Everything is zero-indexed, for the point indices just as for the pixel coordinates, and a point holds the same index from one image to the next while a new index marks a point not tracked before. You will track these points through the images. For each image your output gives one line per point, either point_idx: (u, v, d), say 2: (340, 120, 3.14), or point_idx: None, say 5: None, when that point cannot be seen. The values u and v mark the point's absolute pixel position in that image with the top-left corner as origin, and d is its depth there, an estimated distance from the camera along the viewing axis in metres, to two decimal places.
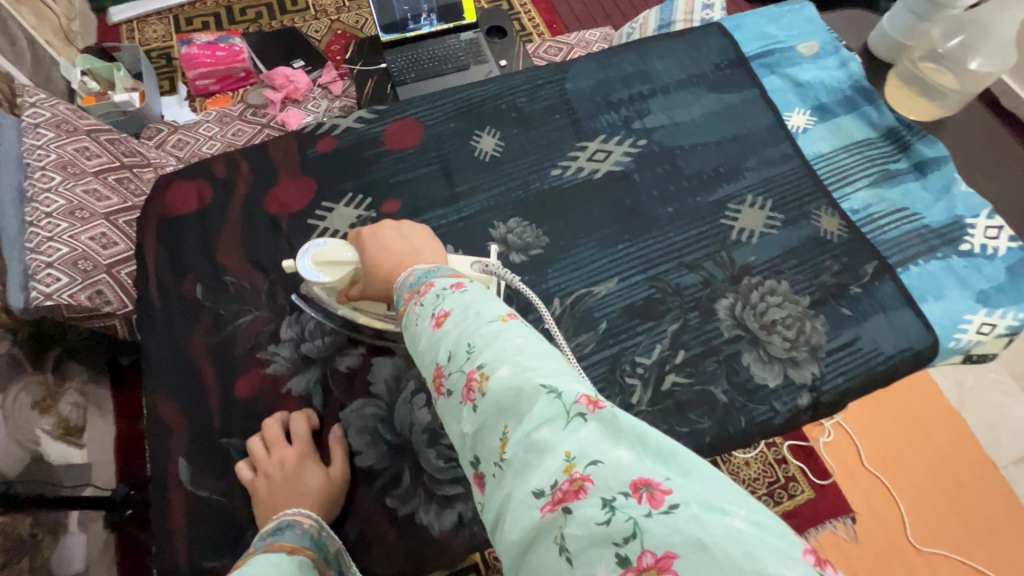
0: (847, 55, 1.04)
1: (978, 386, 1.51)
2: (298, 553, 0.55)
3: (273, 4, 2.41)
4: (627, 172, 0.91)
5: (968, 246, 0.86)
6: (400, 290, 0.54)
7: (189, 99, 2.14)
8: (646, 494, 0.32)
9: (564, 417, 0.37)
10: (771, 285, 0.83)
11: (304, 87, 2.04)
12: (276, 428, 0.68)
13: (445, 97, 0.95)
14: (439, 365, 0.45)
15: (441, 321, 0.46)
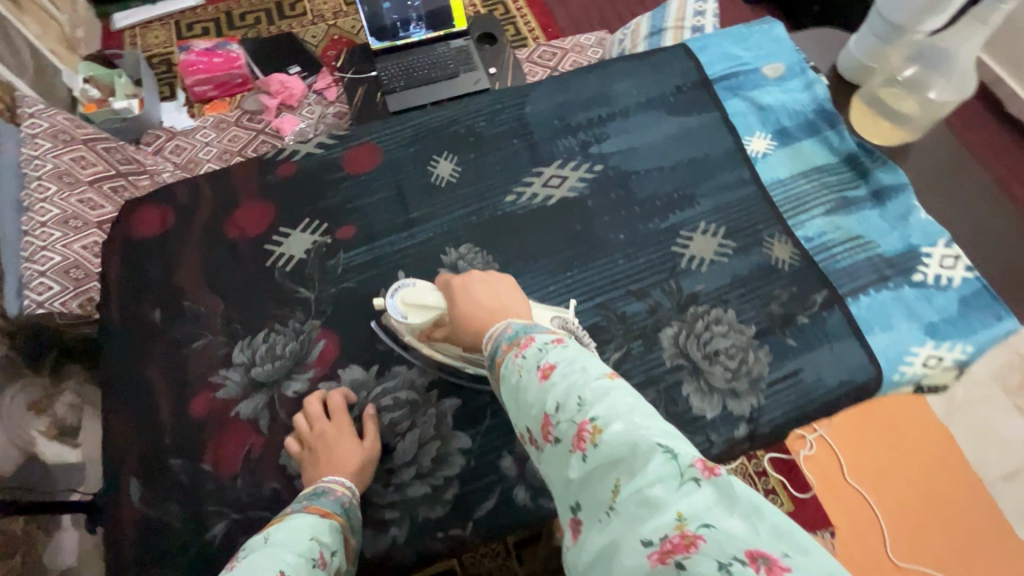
0: (813, 77, 1.03)
1: None
2: (331, 517, 0.59)
3: (271, 8, 2.35)
4: (580, 198, 0.92)
5: (921, 276, 0.86)
6: (496, 338, 0.57)
7: (187, 105, 2.05)
8: (765, 566, 0.33)
9: (679, 479, 0.38)
10: (717, 314, 0.83)
11: (299, 91, 1.91)
12: (316, 405, 0.73)
13: (406, 122, 0.97)
14: (546, 414, 0.47)
15: (544, 370, 0.49)
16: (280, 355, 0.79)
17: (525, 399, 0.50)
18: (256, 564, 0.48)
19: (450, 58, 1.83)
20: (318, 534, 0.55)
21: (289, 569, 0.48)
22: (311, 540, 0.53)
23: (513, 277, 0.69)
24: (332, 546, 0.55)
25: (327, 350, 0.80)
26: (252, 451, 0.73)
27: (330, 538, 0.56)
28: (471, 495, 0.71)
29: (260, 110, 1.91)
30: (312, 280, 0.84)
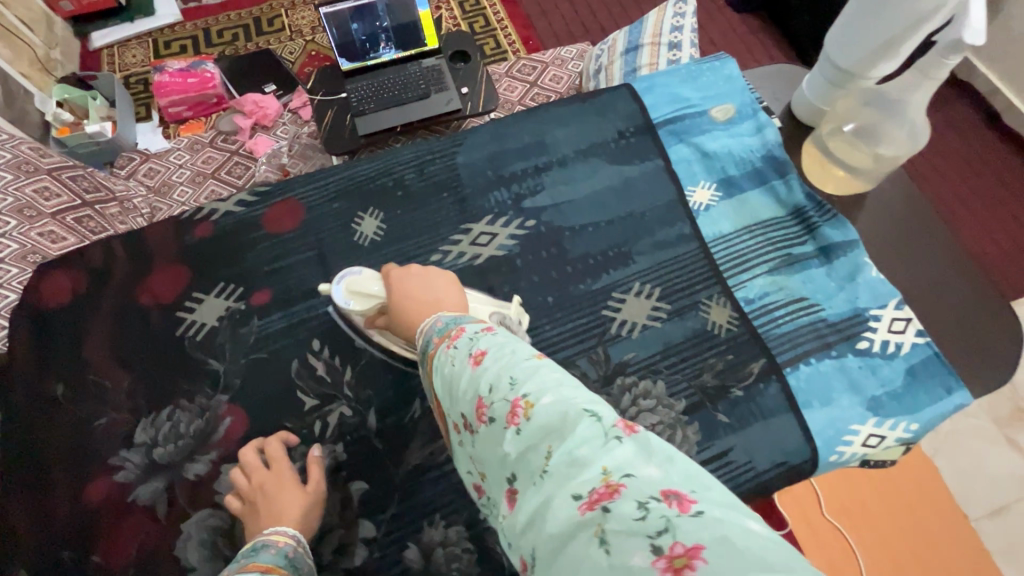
0: (764, 119, 0.97)
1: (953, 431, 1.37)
2: (274, 572, 0.55)
3: (250, 23, 2.07)
4: (510, 256, 0.88)
5: (866, 344, 0.81)
6: (429, 333, 0.59)
7: (162, 126, 1.82)
8: (675, 500, 0.35)
9: (602, 438, 0.40)
10: (645, 386, 0.79)
11: (274, 112, 1.76)
12: (253, 455, 0.72)
13: (332, 175, 0.93)
14: (480, 397, 0.48)
15: (478, 359, 0.50)
16: (183, 434, 0.76)
17: (459, 388, 0.51)
18: None
19: (420, 79, 1.65)
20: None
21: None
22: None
23: (452, 274, 0.73)
24: None
25: (233, 429, 0.76)
26: (146, 542, 0.70)
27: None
28: None
29: (235, 131, 1.75)
30: (223, 350, 0.81)
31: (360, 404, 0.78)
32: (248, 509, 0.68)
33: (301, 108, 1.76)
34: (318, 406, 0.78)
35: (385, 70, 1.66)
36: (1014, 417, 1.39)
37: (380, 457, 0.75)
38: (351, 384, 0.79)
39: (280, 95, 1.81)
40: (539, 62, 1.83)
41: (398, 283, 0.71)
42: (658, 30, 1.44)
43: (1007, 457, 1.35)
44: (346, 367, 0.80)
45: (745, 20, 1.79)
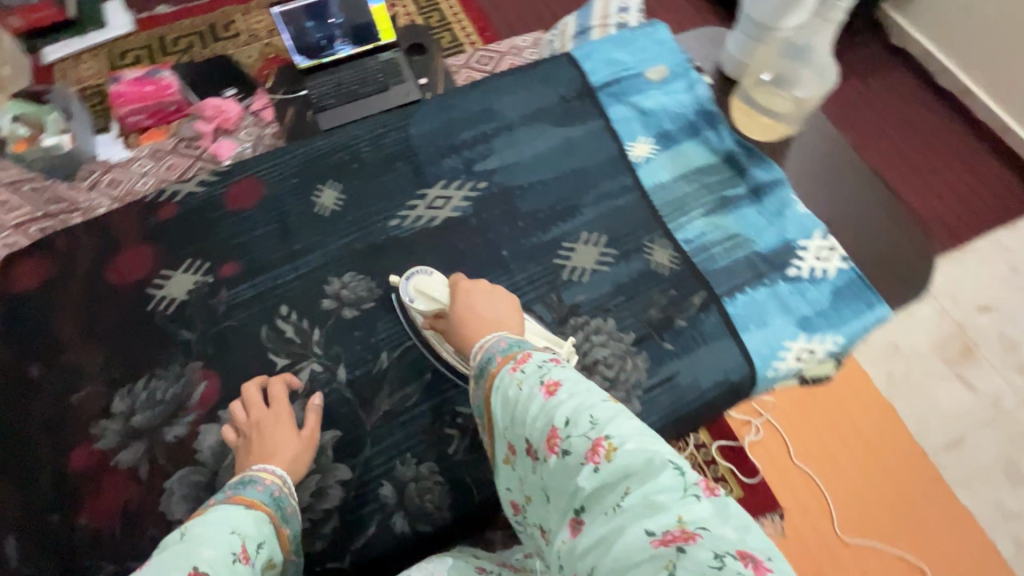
0: (695, 77, 1.04)
1: (911, 373, 1.45)
2: (258, 508, 0.59)
3: (204, 31, 2.05)
4: (465, 217, 0.93)
5: (795, 271, 0.88)
6: (491, 351, 0.62)
7: (123, 136, 1.77)
8: (752, 561, 0.41)
9: (682, 490, 0.45)
10: (596, 324, 0.85)
11: (235, 115, 1.68)
12: (255, 392, 0.76)
13: (290, 153, 0.97)
14: (554, 428, 0.52)
15: (551, 390, 0.54)
16: (159, 401, 0.79)
17: (527, 413, 0.55)
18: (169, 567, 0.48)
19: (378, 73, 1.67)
20: (240, 526, 0.55)
21: (204, 565, 0.49)
22: (232, 533, 0.53)
23: (515, 296, 0.75)
24: (257, 538, 0.56)
25: (208, 392, 0.80)
26: (131, 501, 0.73)
27: (254, 529, 0.56)
28: (350, 526, 0.73)
29: (196, 137, 1.66)
30: (194, 322, 0.84)
31: (330, 360, 0.82)
32: (244, 442, 0.72)
33: (261, 109, 1.70)
34: (289, 365, 0.82)
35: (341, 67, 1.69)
36: (964, 355, 1.47)
37: (351, 407, 0.79)
38: (320, 342, 0.83)
39: (241, 99, 1.73)
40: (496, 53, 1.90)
41: (467, 294, 0.73)
42: (604, 13, 1.51)
43: (957, 393, 1.43)
44: (314, 328, 0.84)
45: None
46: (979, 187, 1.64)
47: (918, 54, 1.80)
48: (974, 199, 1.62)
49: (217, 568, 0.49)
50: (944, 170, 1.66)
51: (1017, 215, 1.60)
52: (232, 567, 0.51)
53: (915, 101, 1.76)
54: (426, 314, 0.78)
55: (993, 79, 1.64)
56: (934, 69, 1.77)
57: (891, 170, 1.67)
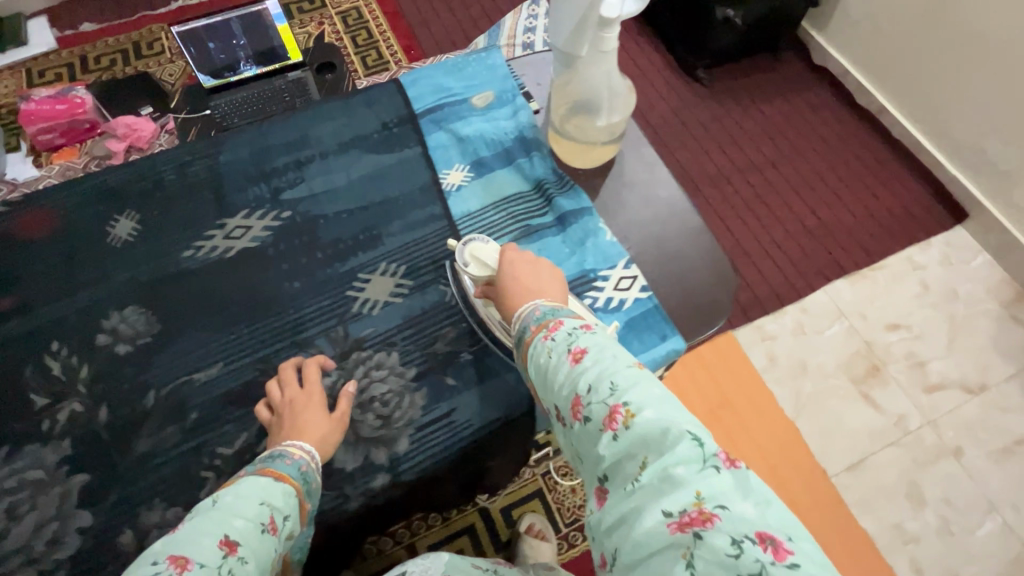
0: (519, 103, 1.03)
1: (817, 391, 1.39)
2: (286, 481, 0.60)
3: (129, 47, 1.98)
4: (262, 247, 0.91)
5: (590, 301, 0.86)
6: (527, 321, 0.62)
7: (33, 154, 1.73)
8: (771, 546, 0.39)
9: (702, 462, 0.44)
10: (379, 358, 0.82)
11: (149, 133, 1.68)
12: (292, 371, 0.77)
13: (91, 180, 0.95)
14: (578, 396, 0.52)
15: (577, 357, 0.54)
16: None
17: (556, 380, 0.55)
18: (199, 532, 0.50)
19: (286, 92, 1.65)
20: (270, 499, 0.57)
21: (234, 534, 0.51)
22: (262, 505, 0.55)
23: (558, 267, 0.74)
24: (284, 511, 0.57)
25: None
26: None
27: (283, 502, 0.58)
28: None
29: (107, 156, 1.68)
30: None
31: (93, 399, 0.79)
32: (276, 420, 0.73)
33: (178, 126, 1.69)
34: (49, 405, 0.78)
35: (245, 87, 1.64)
36: (871, 373, 1.40)
37: (104, 449, 0.75)
38: (86, 380, 0.80)
39: (156, 117, 1.72)
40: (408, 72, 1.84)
41: (512, 265, 0.72)
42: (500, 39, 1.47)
43: (862, 412, 1.37)
44: (83, 364, 0.81)
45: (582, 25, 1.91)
46: (880, 206, 1.61)
47: (838, 72, 1.78)
48: (876, 219, 1.59)
49: (246, 539, 0.52)
50: (851, 188, 1.64)
51: (919, 232, 1.57)
52: (261, 538, 0.53)
53: (831, 118, 1.74)
54: (477, 279, 0.77)
55: (906, 95, 1.62)
56: (853, 86, 1.75)
57: (793, 187, 1.64)
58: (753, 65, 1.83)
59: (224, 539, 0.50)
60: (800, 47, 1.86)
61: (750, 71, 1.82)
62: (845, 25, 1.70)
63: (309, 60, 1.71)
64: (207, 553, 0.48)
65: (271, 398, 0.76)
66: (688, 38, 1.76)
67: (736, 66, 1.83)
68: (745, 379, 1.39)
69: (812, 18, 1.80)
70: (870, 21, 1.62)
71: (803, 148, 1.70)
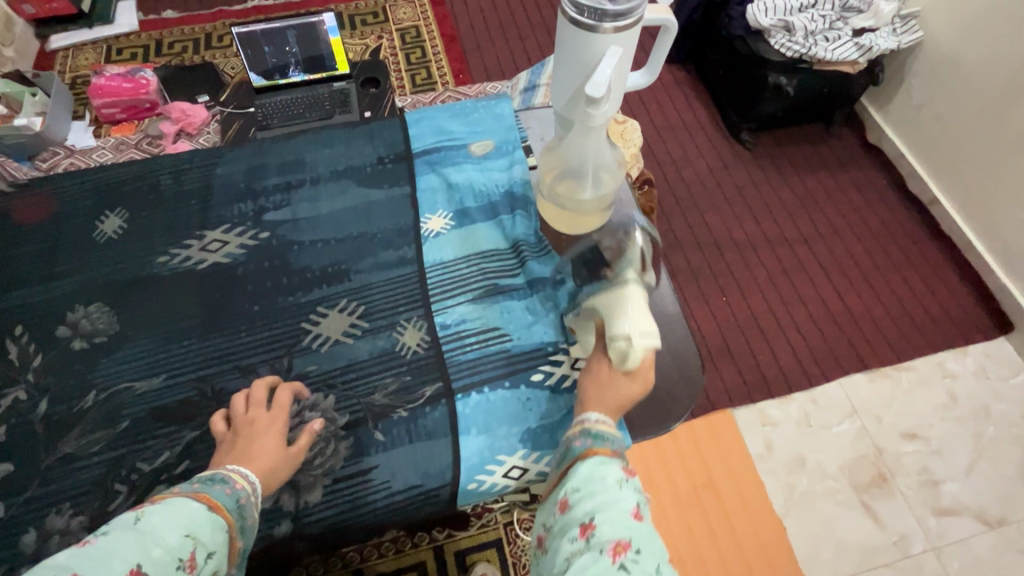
0: (517, 157, 1.02)
1: (810, 492, 1.27)
2: (219, 513, 0.57)
3: (201, 38, 2.10)
4: (233, 265, 0.92)
5: (540, 377, 0.82)
6: (612, 444, 0.65)
7: (94, 125, 1.83)
8: None
9: None
10: (315, 399, 0.81)
11: (201, 119, 1.76)
12: (263, 391, 0.74)
13: (94, 174, 0.99)
14: (627, 540, 0.54)
15: (640, 516, 0.57)
16: None
17: (609, 507, 0.57)
18: (112, 556, 0.48)
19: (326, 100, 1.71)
20: (196, 531, 0.54)
21: (146, 566, 0.49)
22: (184, 537, 0.52)
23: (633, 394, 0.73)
24: (209, 547, 0.54)
25: None
26: None
27: (209, 537, 0.54)
28: None
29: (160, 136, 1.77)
30: None
31: (37, 390, 0.81)
32: (230, 438, 0.70)
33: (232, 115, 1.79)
34: None
35: (294, 90, 1.71)
36: (875, 482, 1.28)
37: (35, 443, 0.77)
38: (36, 370, 0.82)
39: (210, 106, 1.81)
40: None
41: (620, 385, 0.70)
42: None
43: (858, 526, 1.24)
44: (38, 353, 0.83)
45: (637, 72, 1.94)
46: (915, 307, 1.48)
47: (893, 154, 1.68)
48: (909, 320, 1.47)
49: (154, 574, 0.49)
50: (887, 281, 1.52)
51: (954, 340, 1.44)
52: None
53: (878, 203, 1.63)
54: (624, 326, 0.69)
55: (961, 192, 1.51)
56: (906, 172, 1.65)
57: (820, 272, 1.54)
58: (803, 135, 1.75)
59: (133, 570, 0.48)
60: (857, 124, 1.77)
61: (798, 140, 1.75)
62: (906, 109, 1.62)
63: (356, 73, 1.76)
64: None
65: (231, 410, 0.73)
66: (737, 99, 1.69)
67: (784, 134, 1.75)
68: (740, 472, 1.28)
69: (873, 96, 1.73)
70: (933, 111, 1.54)
71: (836, 231, 1.60)
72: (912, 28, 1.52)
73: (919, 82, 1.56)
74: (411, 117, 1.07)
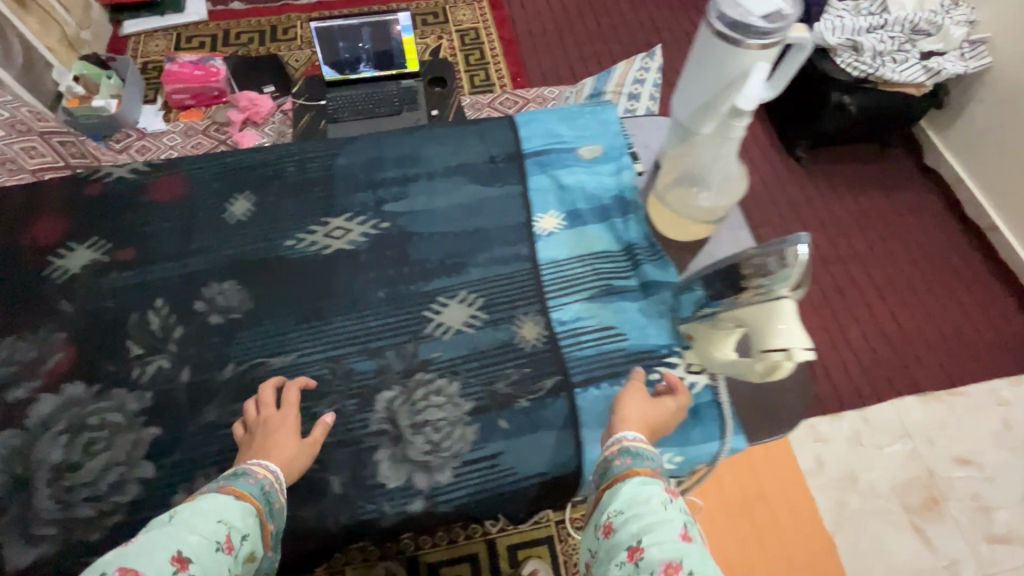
0: (625, 163, 1.05)
1: (860, 510, 1.28)
2: (247, 500, 0.61)
3: (266, 30, 2.14)
4: (356, 252, 0.96)
5: (657, 376, 0.85)
6: (649, 457, 0.66)
7: (165, 109, 1.88)
8: None
9: None
10: (440, 384, 0.84)
11: (266, 109, 1.81)
12: (270, 392, 0.78)
13: (219, 158, 1.04)
14: (677, 562, 0.52)
15: (687, 535, 0.56)
16: (15, 361, 0.84)
17: (657, 528, 0.56)
18: (152, 547, 0.50)
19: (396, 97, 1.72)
20: (228, 517, 0.57)
21: (186, 551, 0.51)
22: (218, 522, 0.56)
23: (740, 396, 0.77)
24: (242, 530, 0.58)
25: (61, 364, 0.84)
26: None
27: (242, 521, 0.58)
28: (129, 526, 0.73)
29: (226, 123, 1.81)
30: (79, 294, 0.90)
31: (179, 359, 0.85)
32: (247, 438, 0.74)
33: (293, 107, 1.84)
34: (141, 355, 0.85)
35: (365, 86, 1.72)
36: (927, 505, 1.28)
37: (179, 410, 0.81)
38: (178, 341, 0.87)
39: (276, 97, 1.86)
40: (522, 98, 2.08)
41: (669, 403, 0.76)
42: None
43: (908, 547, 1.24)
44: (178, 325, 0.88)
45: None
46: (973, 332, 1.48)
47: (950, 178, 1.68)
48: (967, 345, 1.46)
49: (198, 555, 0.52)
50: (942, 306, 1.52)
51: (1012, 368, 1.43)
52: (213, 556, 0.53)
53: (934, 227, 1.63)
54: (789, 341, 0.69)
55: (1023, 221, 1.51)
56: (964, 198, 1.64)
57: (877, 292, 1.54)
58: (856, 155, 1.75)
59: (176, 555, 0.50)
60: (913, 146, 1.76)
61: (852, 160, 1.74)
62: (968, 134, 1.61)
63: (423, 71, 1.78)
64: (156, 567, 0.48)
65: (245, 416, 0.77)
66: (793, 115, 1.70)
67: (840, 152, 1.75)
68: (789, 486, 1.29)
69: (932, 119, 1.72)
70: (998, 138, 1.53)
71: (895, 252, 1.60)
72: (981, 54, 1.51)
73: (982, 107, 1.56)
74: (521, 118, 1.11)
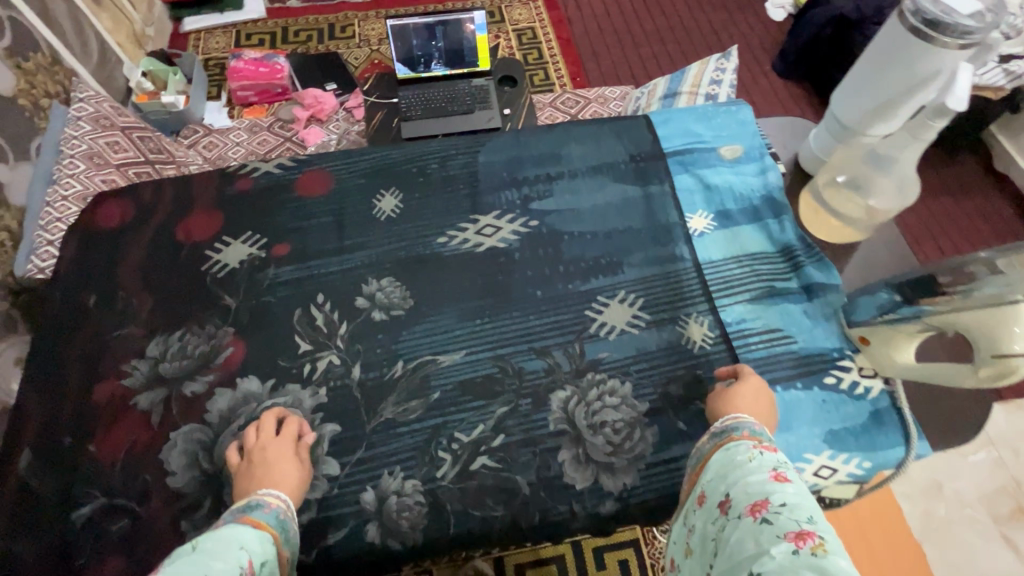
0: (770, 163, 1.03)
1: (948, 520, 1.22)
2: (263, 529, 0.59)
3: (325, 28, 2.12)
4: (509, 250, 0.95)
5: (834, 380, 0.83)
6: (742, 425, 0.68)
7: (228, 105, 1.86)
8: None
9: None
10: (613, 385, 0.83)
11: (330, 106, 1.77)
12: (272, 420, 0.76)
13: (361, 156, 1.04)
14: (766, 500, 0.54)
15: (779, 477, 0.57)
16: (187, 356, 0.84)
17: (745, 478, 0.58)
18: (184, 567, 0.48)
19: (467, 95, 1.61)
20: (249, 543, 0.55)
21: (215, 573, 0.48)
22: (240, 547, 0.54)
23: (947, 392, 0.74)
24: (262, 555, 0.56)
25: (232, 357, 0.84)
26: (137, 443, 0.77)
27: (260, 547, 0.56)
28: (325, 522, 0.74)
29: (291, 121, 1.77)
30: (238, 289, 0.89)
31: (349, 355, 0.85)
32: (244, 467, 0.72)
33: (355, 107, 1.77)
34: (310, 351, 0.85)
35: (435, 85, 1.63)
36: (1016, 516, 1.23)
37: (356, 407, 0.81)
38: (344, 337, 0.86)
39: (340, 94, 1.81)
40: (583, 99, 1.92)
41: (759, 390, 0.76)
42: (697, 80, 1.41)
43: (1001, 558, 1.19)
44: (343, 322, 0.87)
45: (798, 89, 2.06)
46: None
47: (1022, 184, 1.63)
48: None
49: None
50: None
51: None
52: None
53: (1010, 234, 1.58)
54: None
55: None
56: None
57: None
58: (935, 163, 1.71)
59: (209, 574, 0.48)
60: (982, 152, 1.72)
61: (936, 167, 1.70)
62: None
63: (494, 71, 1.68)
64: None
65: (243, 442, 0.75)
66: None
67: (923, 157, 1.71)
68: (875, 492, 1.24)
69: (1004, 123, 1.65)
70: None
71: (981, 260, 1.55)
72: None
73: None
74: (656, 117, 1.10)
